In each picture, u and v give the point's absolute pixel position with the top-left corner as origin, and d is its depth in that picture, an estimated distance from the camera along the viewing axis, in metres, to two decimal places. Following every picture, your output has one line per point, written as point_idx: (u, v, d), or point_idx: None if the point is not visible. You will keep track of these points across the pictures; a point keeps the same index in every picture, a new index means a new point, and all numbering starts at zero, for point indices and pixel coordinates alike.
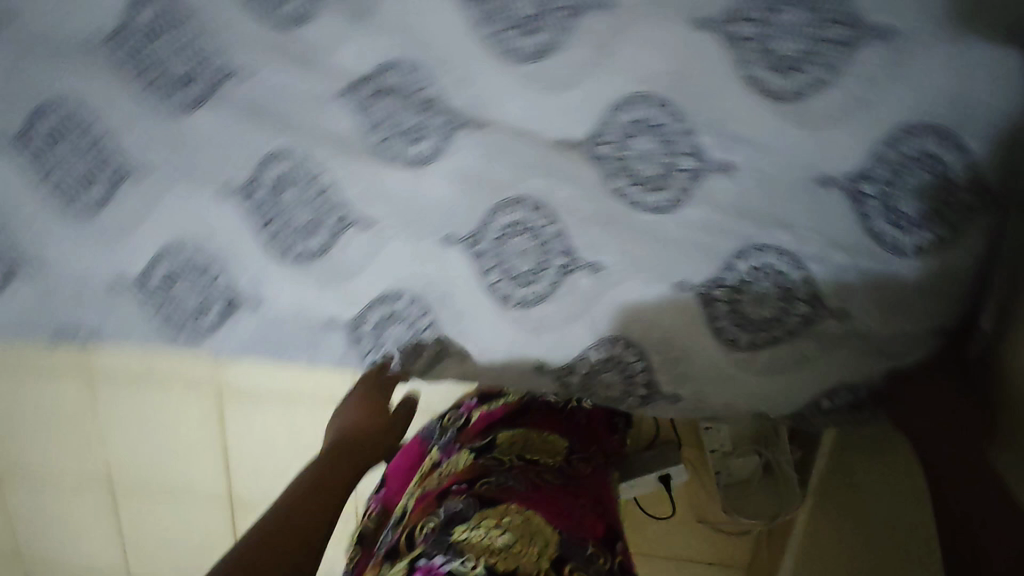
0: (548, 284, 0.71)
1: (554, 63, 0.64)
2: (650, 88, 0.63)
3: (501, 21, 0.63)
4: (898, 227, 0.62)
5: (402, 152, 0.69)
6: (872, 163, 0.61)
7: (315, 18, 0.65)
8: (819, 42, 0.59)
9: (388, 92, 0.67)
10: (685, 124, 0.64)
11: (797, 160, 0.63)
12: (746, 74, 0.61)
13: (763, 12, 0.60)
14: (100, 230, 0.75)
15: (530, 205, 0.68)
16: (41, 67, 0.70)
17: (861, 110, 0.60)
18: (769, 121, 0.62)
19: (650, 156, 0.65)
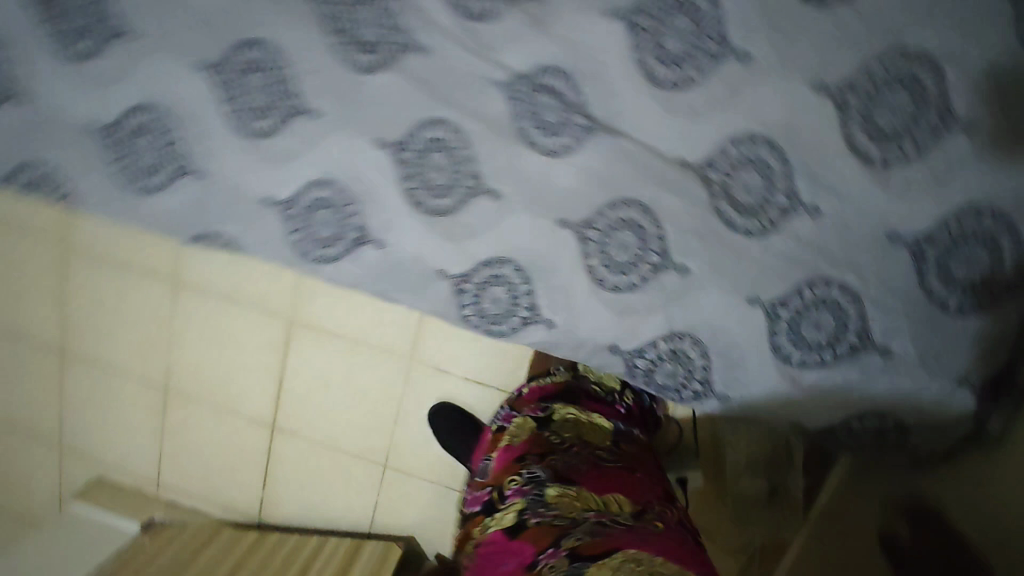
0: (638, 277, 0.83)
1: (690, 95, 0.75)
2: (765, 131, 0.74)
3: (656, 51, 0.74)
4: (946, 288, 0.74)
5: (541, 141, 0.80)
6: (937, 229, 0.73)
7: (496, 17, 0.77)
8: (915, 122, 0.71)
9: (543, 91, 0.78)
10: (788, 167, 0.75)
11: (877, 216, 0.74)
12: (850, 136, 0.72)
13: (875, 87, 0.71)
14: (265, 154, 0.87)
15: (639, 208, 0.80)
16: (253, 9, 0.82)
17: (937, 183, 0.72)
18: (860, 178, 0.73)
19: (751, 188, 0.77)
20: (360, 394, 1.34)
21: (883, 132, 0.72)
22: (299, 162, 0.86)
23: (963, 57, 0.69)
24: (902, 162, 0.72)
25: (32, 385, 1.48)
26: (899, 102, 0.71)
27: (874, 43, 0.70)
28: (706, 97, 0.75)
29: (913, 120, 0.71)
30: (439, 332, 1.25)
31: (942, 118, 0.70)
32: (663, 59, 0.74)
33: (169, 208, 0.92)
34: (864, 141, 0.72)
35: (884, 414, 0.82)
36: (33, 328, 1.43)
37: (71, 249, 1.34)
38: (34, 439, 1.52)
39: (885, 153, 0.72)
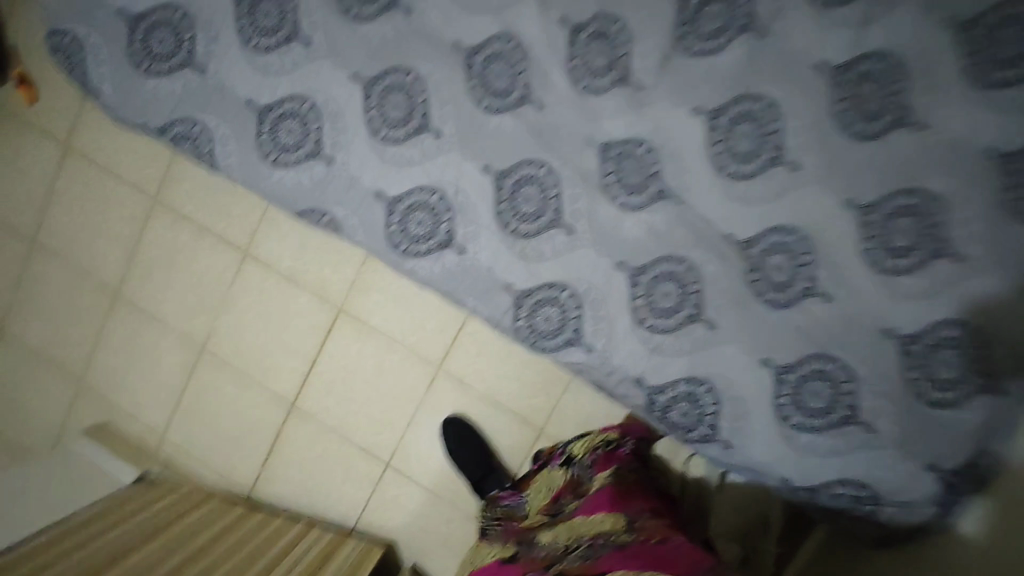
0: (673, 324, 0.98)
1: (745, 185, 0.94)
2: (799, 226, 0.93)
3: (726, 146, 0.94)
4: (926, 382, 0.90)
5: (618, 195, 0.98)
6: (923, 332, 0.89)
7: (604, 93, 0.96)
8: (919, 244, 0.89)
9: (628, 157, 0.97)
10: (812, 257, 0.92)
11: (876, 311, 0.91)
12: (864, 243, 0.90)
13: (891, 211, 0.89)
14: (387, 158, 1.04)
15: (686, 266, 0.96)
16: (410, 44, 1.01)
17: (929, 295, 0.89)
18: (868, 278, 0.91)
19: (780, 268, 0.94)
20: (384, 391, 1.43)
21: (892, 246, 0.90)
22: (413, 169, 1.04)
23: (965, 201, 0.87)
24: (904, 272, 0.89)
25: (74, 321, 1.57)
26: (908, 225, 0.89)
27: (895, 177, 0.89)
28: (757, 190, 0.93)
29: (916, 241, 0.89)
30: (472, 347, 1.38)
31: (939, 245, 0.88)
32: (729, 154, 0.93)
33: (291, 184, 1.08)
34: (875, 249, 0.90)
35: (861, 483, 0.94)
36: (96, 267, 1.54)
37: (160, 204, 1.48)
38: (58, 372, 1.58)
39: (891, 262, 0.90)
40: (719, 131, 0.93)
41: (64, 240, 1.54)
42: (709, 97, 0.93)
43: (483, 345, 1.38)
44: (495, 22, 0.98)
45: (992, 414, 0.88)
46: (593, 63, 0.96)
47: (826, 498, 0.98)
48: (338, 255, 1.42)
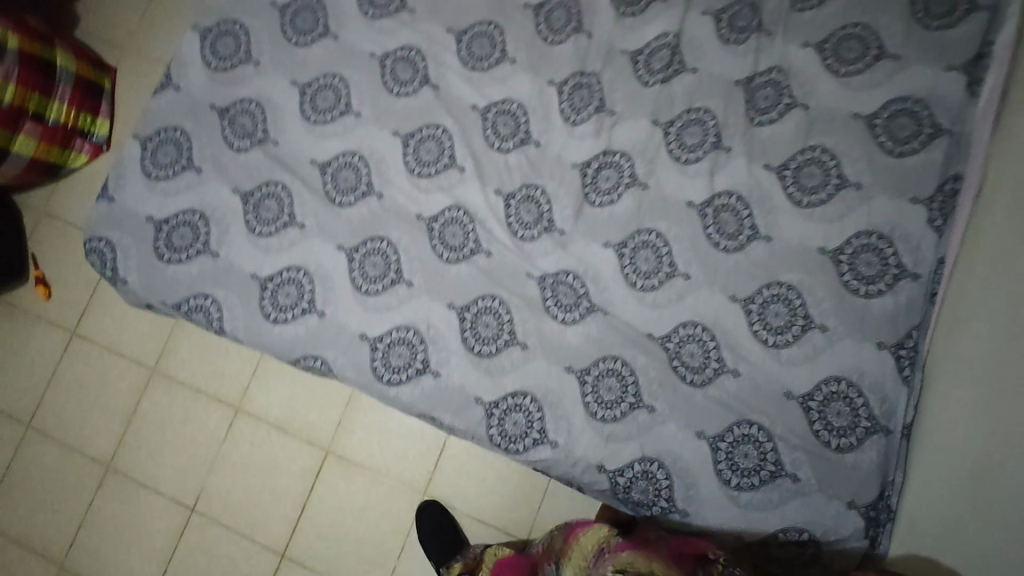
0: (620, 411, 1.17)
1: (654, 294, 1.22)
2: (701, 320, 1.19)
3: (634, 266, 1.24)
4: (827, 431, 1.10)
5: (559, 313, 1.23)
6: (813, 390, 1.12)
7: (537, 239, 1.28)
8: (791, 322, 1.16)
9: (562, 284, 1.25)
10: (716, 342, 1.17)
11: (775, 378, 1.14)
12: (752, 326, 1.17)
13: (764, 301, 1.18)
14: (370, 306, 1.27)
15: (622, 362, 1.19)
16: (385, 219, 1.31)
17: (809, 361, 1.13)
18: (761, 353, 1.15)
19: (695, 354, 1.18)
20: (373, 525, 1.50)
21: (772, 325, 1.16)
22: (391, 312, 1.27)
23: (814, 286, 1.17)
24: (786, 344, 1.15)
25: (60, 500, 1.60)
26: (780, 308, 1.17)
27: (759, 276, 1.19)
28: (664, 295, 1.21)
29: (788, 319, 1.16)
30: (453, 470, 1.51)
31: (805, 320, 1.15)
32: (638, 273, 1.24)
33: (288, 336, 1.28)
34: (761, 328, 1.17)
35: (804, 530, 1.09)
36: (89, 442, 1.62)
37: (158, 374, 1.64)
38: (39, 558, 1.58)
39: (774, 338, 1.16)
40: (627, 256, 1.25)
41: (58, 420, 1.64)
42: (615, 234, 1.26)
43: (462, 467, 1.51)
44: (448, 197, 1.32)
45: (883, 448, 1.09)
46: (526, 218, 1.29)
47: (778, 549, 1.11)
48: (323, 399, 1.58)
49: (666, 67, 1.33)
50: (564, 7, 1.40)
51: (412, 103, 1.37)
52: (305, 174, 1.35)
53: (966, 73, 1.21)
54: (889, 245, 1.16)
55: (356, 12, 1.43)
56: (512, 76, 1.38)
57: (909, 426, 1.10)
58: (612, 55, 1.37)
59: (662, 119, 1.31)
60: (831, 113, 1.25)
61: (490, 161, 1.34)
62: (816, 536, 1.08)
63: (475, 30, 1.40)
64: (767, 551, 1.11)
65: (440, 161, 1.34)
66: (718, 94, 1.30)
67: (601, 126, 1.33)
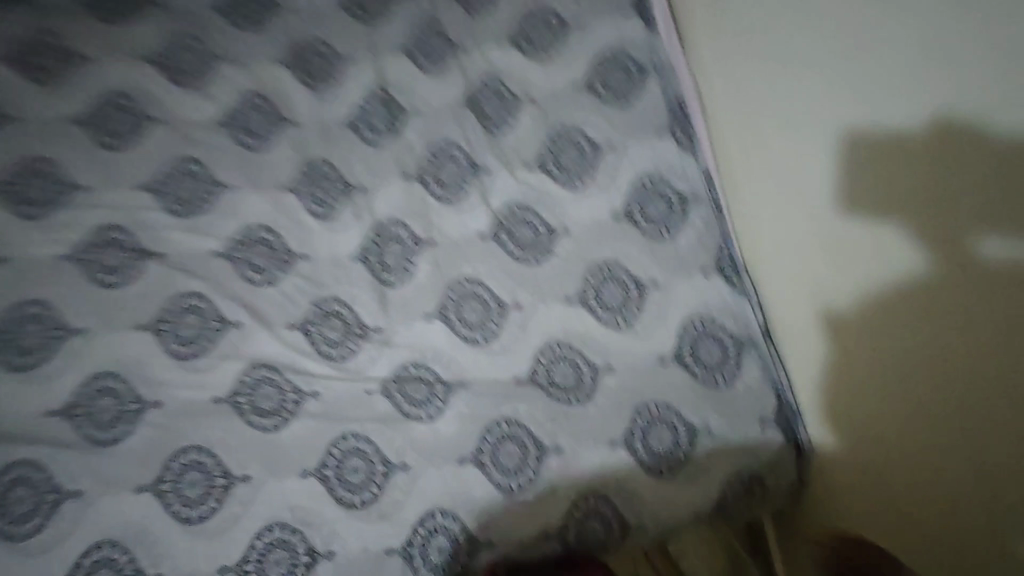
0: (532, 471, 1.07)
1: (498, 337, 1.15)
2: (552, 338, 1.15)
3: (463, 322, 1.16)
4: (711, 371, 1.13)
5: (419, 412, 1.11)
6: (680, 341, 1.15)
7: (358, 350, 1.14)
8: (628, 295, 1.17)
9: (407, 379, 1.13)
10: (578, 350, 1.15)
11: (644, 351, 1.15)
12: (599, 316, 1.16)
13: (595, 289, 1.17)
14: (209, 532, 1.00)
15: (508, 421, 1.09)
16: (178, 427, 1.06)
17: (660, 319, 1.16)
18: (617, 339, 1.15)
19: (566, 372, 1.13)
20: None
21: (614, 305, 1.17)
22: (240, 523, 1.01)
23: (626, 253, 1.19)
24: (636, 316, 1.16)
25: None
26: (613, 286, 1.18)
27: (580, 267, 1.19)
28: (509, 333, 1.15)
29: (624, 293, 1.17)
30: None
31: (638, 285, 1.18)
32: (473, 326, 1.15)
33: None
34: (608, 314, 1.16)
35: (742, 469, 1.09)
36: None
37: None
38: None
39: (623, 316, 1.16)
40: (453, 317, 1.16)
41: None
42: (430, 301, 1.17)
43: None
44: (239, 361, 1.12)
45: (760, 358, 1.15)
46: (335, 335, 1.15)
47: (735, 502, 1.08)
48: None
49: (388, 121, 1.28)
50: (257, 110, 1.28)
51: (143, 284, 1.15)
52: (41, 432, 1.03)
53: (636, 14, 1.32)
54: (663, 183, 1.24)
55: (12, 219, 1.15)
56: (239, 200, 1.21)
57: (765, 326, 1.17)
58: (330, 133, 1.27)
59: (412, 169, 1.25)
60: (555, 95, 1.29)
61: (263, 299, 1.16)
62: (755, 467, 1.09)
63: (171, 175, 1.22)
64: (728, 510, 1.08)
65: (209, 328, 1.13)
66: (449, 124, 1.28)
67: (358, 206, 1.22)
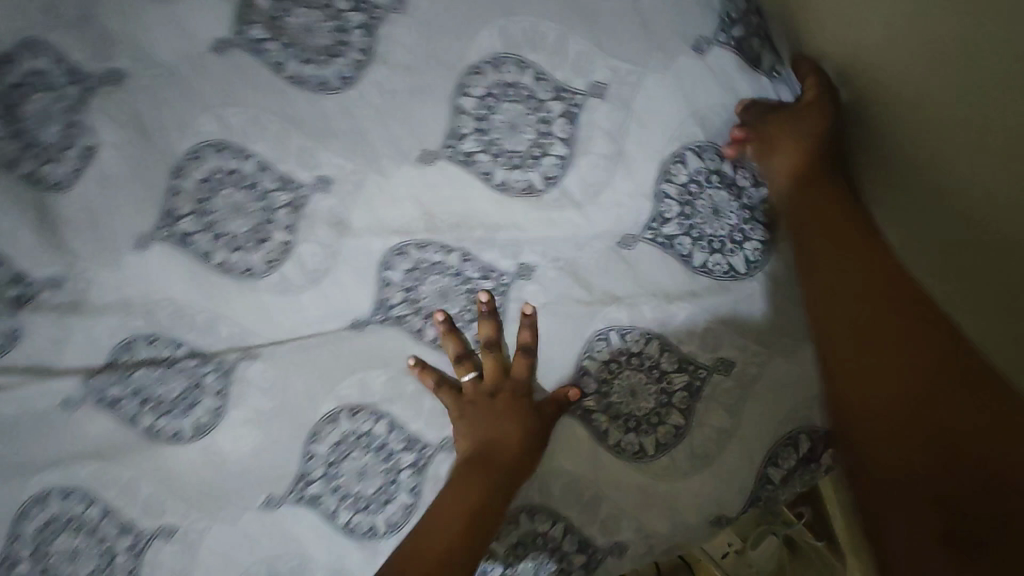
0: (409, 492, 0.57)
1: (301, 261, 0.59)
2: (410, 234, 0.60)
3: (223, 235, 0.57)
4: (720, 255, 0.60)
5: (173, 427, 0.57)
6: (657, 204, 0.60)
7: (20, 327, 0.56)
8: (543, 129, 0.59)
9: (139, 367, 0.57)
10: (463, 254, 0.60)
11: (587, 232, 0.61)
12: (492, 181, 0.59)
13: (480, 122, 0.58)
14: None
15: (347, 413, 0.57)
16: None
17: (613, 166, 0.60)
18: (532, 217, 0.60)
19: (445, 293, 0.60)
20: None
21: (522, 153, 0.59)
22: None
23: (534, 39, 0.58)
24: (565, 170, 0.60)
25: None
26: (514, 114, 0.58)
27: (442, 83, 0.57)
28: (318, 248, 0.59)
29: (536, 124, 0.59)
30: None
31: (563, 102, 0.59)
32: (247, 241, 0.58)
33: None
34: (510, 172, 0.59)
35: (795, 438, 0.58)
36: None
37: None
38: None
39: (538, 171, 0.59)
40: (204, 232, 0.57)
41: None
42: (149, 207, 0.56)
43: None
44: None
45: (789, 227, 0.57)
46: None
47: (790, 489, 0.58)
48: None
49: None
50: None
51: None
52: None
53: None
54: None
55: None
56: None
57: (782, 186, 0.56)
58: None
59: None
60: None
61: None
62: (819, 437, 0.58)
63: None
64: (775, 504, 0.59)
65: None
66: None
67: None
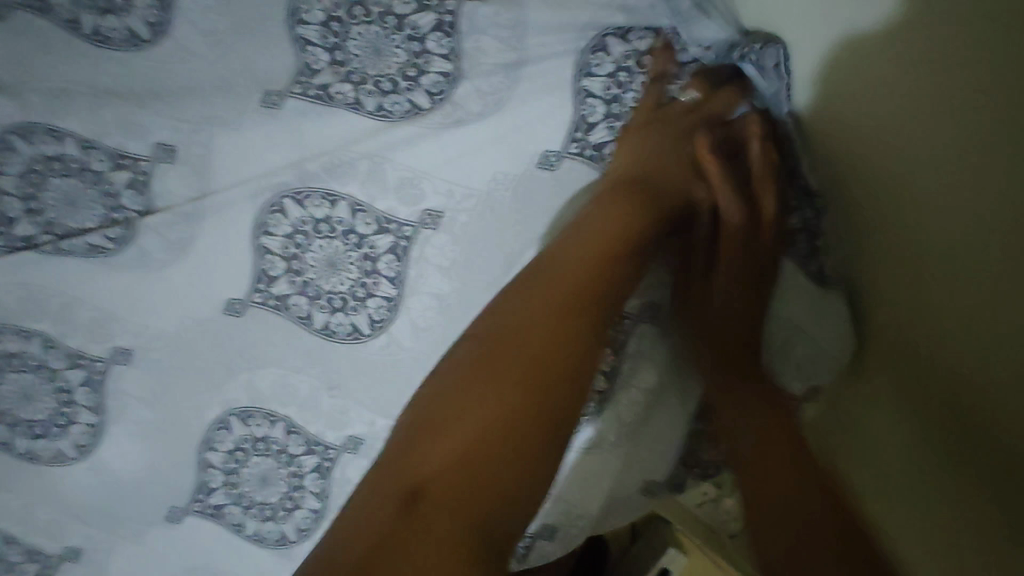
0: (315, 496, 0.52)
1: (157, 229, 0.49)
2: (280, 192, 0.49)
3: (54, 225, 0.48)
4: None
5: (53, 447, 0.52)
6: (579, 106, 0.46)
7: None
8: (413, 39, 0.45)
9: (0, 380, 0.51)
10: (352, 204, 0.49)
11: (502, 157, 0.48)
12: (364, 108, 0.47)
13: (333, 41, 0.45)
14: None
15: (238, 418, 0.52)
16: None
17: (512, 77, 0.46)
18: (426, 154, 0.48)
19: (334, 263, 0.50)
20: None
21: (390, 77, 0.46)
22: None
23: None
24: (455, 86, 0.46)
25: None
26: (372, 35, 0.45)
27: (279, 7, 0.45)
28: (170, 217, 0.49)
29: (403, 39, 0.45)
30: None
31: (432, 13, 0.45)
32: (82, 219, 0.48)
33: None
34: (382, 96, 0.46)
35: None
36: None
37: None
38: None
39: (418, 90, 0.46)
40: (44, 234, 0.49)
41: None
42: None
43: None
44: None
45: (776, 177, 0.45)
46: None
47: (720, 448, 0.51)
48: None
49: None
50: None
51: None
52: None
53: None
54: None
55: None
56: None
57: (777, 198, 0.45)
58: None
59: None
60: None
61: None
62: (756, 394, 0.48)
63: None
64: (709, 467, 0.53)
65: None
66: None
67: None
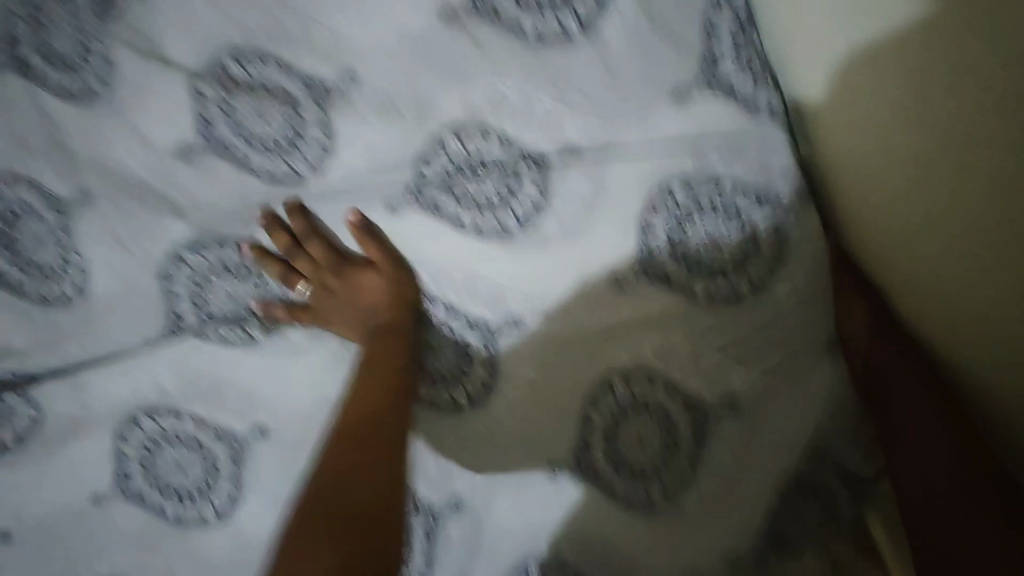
0: (422, 555, 0.58)
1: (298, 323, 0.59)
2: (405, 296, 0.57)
3: (217, 317, 0.58)
4: (723, 281, 0.55)
5: (198, 511, 0.59)
6: (647, 237, 0.54)
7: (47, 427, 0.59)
8: (510, 174, 0.54)
9: (160, 453, 0.59)
10: (447, 305, 0.58)
11: (591, 264, 0.56)
12: (461, 225, 0.55)
13: (451, 181, 0.55)
14: None
15: None
16: None
17: (602, 204, 0.55)
18: (519, 266, 0.56)
19: (432, 347, 0.59)
20: None
21: (488, 199, 0.54)
22: None
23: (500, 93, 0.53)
24: (552, 215, 0.55)
25: None
26: (479, 182, 0.54)
27: (413, 151, 0.54)
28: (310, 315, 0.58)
29: (502, 179, 0.54)
30: None
31: (535, 164, 0.54)
32: (243, 312, 0.58)
33: None
34: (477, 215, 0.55)
35: (822, 481, 0.56)
36: None
37: None
38: None
39: (507, 214, 0.55)
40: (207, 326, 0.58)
41: None
42: (156, 319, 0.58)
43: None
44: None
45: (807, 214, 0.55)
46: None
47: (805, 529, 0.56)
48: None
49: None
50: None
51: None
52: None
53: None
54: None
55: None
56: None
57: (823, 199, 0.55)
58: None
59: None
60: None
61: None
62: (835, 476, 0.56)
63: None
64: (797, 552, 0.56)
65: None
66: None
67: None
